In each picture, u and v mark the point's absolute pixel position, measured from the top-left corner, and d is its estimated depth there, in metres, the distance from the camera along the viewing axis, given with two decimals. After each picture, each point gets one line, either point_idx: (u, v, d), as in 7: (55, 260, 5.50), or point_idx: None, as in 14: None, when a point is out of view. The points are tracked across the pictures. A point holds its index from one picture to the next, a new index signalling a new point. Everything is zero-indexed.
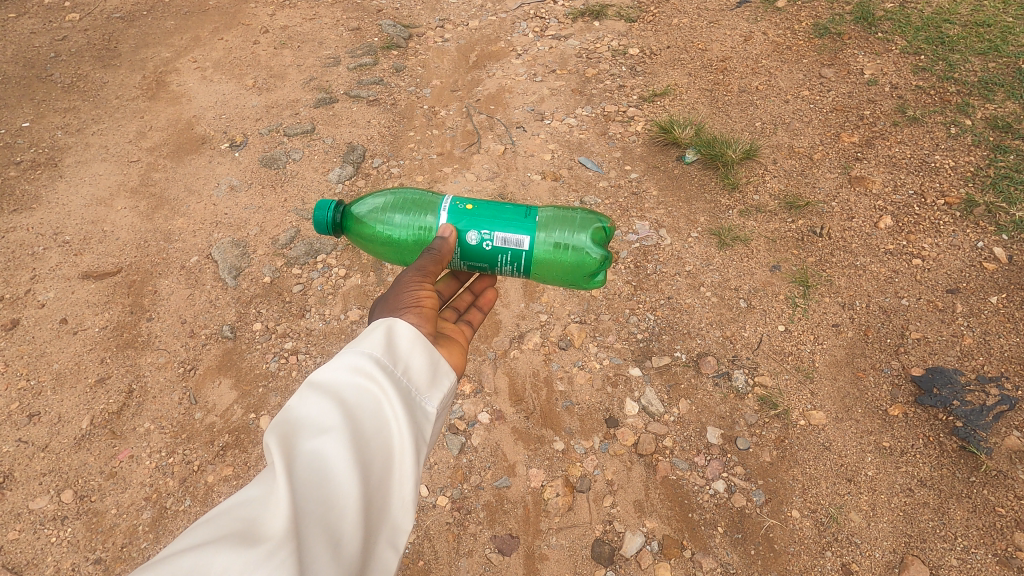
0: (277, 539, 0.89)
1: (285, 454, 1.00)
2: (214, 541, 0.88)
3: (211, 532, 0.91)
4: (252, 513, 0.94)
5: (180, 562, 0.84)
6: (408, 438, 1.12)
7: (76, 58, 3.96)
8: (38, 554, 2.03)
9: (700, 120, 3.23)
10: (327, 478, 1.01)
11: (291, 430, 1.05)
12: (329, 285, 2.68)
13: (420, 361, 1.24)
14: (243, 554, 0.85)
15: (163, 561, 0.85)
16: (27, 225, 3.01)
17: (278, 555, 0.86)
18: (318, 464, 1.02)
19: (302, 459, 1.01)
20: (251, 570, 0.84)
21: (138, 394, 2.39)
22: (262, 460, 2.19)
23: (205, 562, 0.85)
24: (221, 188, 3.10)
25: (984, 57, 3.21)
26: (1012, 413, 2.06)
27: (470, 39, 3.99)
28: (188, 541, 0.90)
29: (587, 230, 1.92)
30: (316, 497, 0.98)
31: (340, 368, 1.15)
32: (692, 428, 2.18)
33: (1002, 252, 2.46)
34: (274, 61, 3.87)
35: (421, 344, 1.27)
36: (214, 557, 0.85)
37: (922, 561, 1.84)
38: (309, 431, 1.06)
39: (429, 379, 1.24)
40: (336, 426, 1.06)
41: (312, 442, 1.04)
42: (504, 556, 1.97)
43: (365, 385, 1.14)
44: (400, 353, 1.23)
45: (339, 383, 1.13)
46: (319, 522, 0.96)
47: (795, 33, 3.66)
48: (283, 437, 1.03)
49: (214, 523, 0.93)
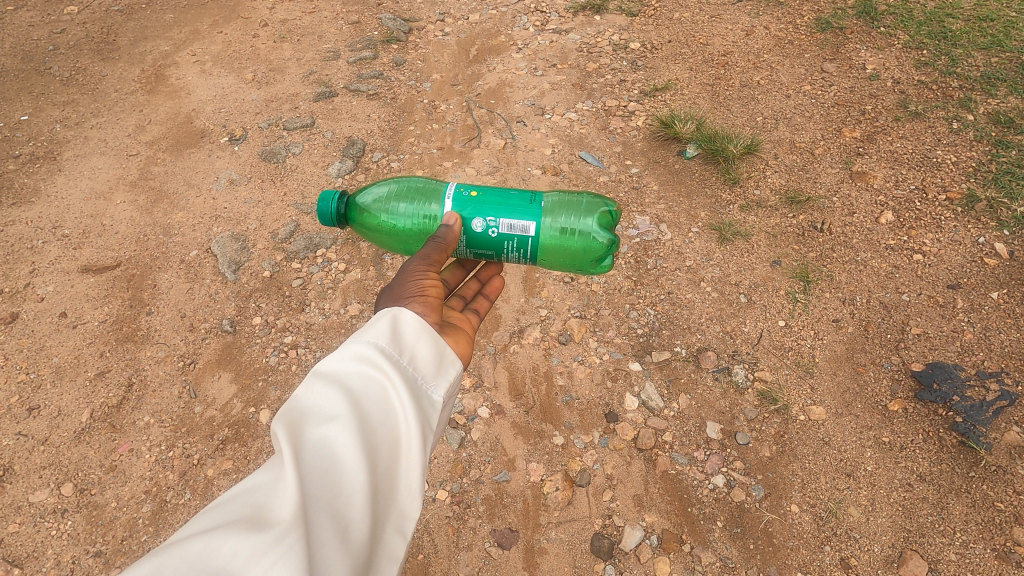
0: (285, 524, 0.89)
1: (292, 442, 1.01)
2: (222, 527, 0.89)
3: (220, 518, 0.92)
4: (260, 499, 0.94)
5: (190, 548, 0.85)
6: (415, 426, 1.12)
7: (74, 51, 3.94)
8: (38, 547, 2.03)
9: (701, 115, 3.21)
10: (334, 466, 1.01)
11: (297, 418, 1.05)
12: (329, 279, 2.68)
13: (426, 349, 1.24)
14: (251, 539, 0.86)
15: (172, 546, 0.86)
16: (26, 219, 3.00)
17: (285, 540, 0.86)
18: (325, 451, 1.02)
19: (309, 446, 1.02)
20: (259, 554, 0.84)
21: (138, 388, 2.39)
22: (262, 454, 2.20)
23: (214, 547, 0.85)
24: (221, 182, 3.09)
25: (987, 52, 3.20)
26: (1011, 408, 2.07)
27: (470, 33, 3.97)
28: (198, 526, 0.91)
29: (593, 215, 1.91)
30: (324, 484, 0.98)
31: (345, 357, 1.15)
32: (691, 422, 2.18)
33: (1003, 248, 2.46)
34: (274, 54, 3.85)
35: (426, 333, 1.26)
36: (223, 543, 0.86)
37: (921, 556, 1.84)
38: (316, 419, 1.06)
39: (435, 368, 1.23)
40: (342, 414, 1.06)
41: (318, 430, 1.04)
42: (503, 550, 1.98)
43: (370, 373, 1.14)
44: (406, 342, 1.23)
45: (345, 372, 1.13)
46: (327, 509, 0.96)
47: (797, 28, 3.65)
48: (290, 425, 1.03)
49: (223, 509, 0.94)
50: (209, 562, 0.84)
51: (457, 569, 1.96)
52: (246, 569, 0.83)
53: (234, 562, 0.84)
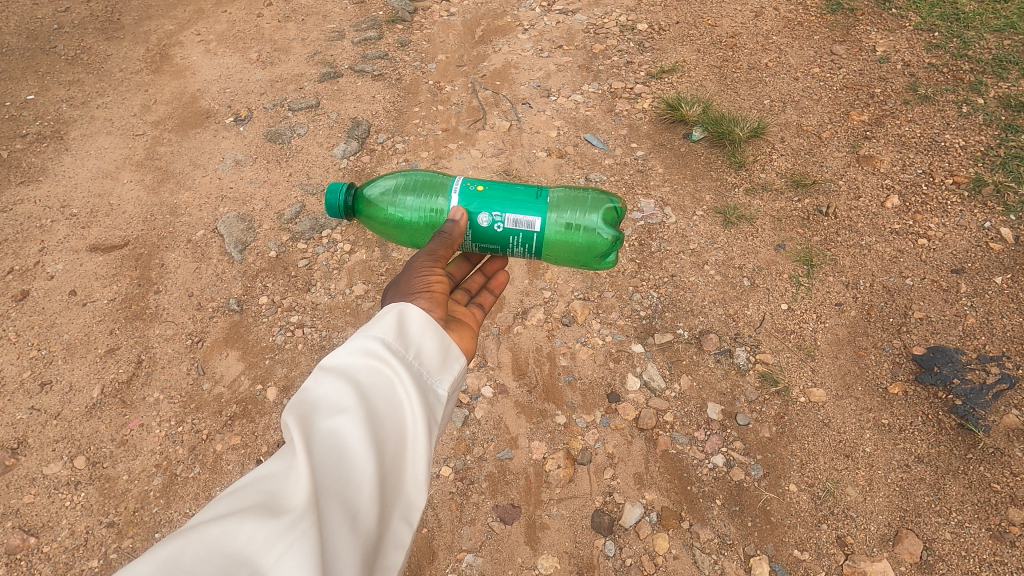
0: (299, 510, 0.92)
1: (303, 433, 1.03)
2: (241, 511, 0.92)
3: (236, 502, 0.95)
4: (274, 486, 0.97)
5: (208, 531, 0.87)
6: (421, 419, 1.14)
7: (79, 30, 3.93)
8: (53, 518, 2.08)
9: (709, 97, 3.19)
10: (345, 455, 1.04)
11: (308, 410, 1.08)
12: (334, 260, 2.69)
13: (431, 344, 1.26)
14: (268, 525, 0.88)
15: (192, 527, 0.89)
16: (35, 199, 3.02)
17: (299, 526, 0.90)
18: (334, 442, 1.04)
19: (318, 436, 1.04)
20: (274, 540, 0.87)
21: (147, 364, 2.43)
22: (270, 431, 2.24)
23: (231, 532, 0.88)
24: (226, 162, 3.11)
25: (999, 34, 3.16)
26: (1011, 391, 2.07)
27: (477, 14, 3.94)
28: (215, 511, 0.93)
29: (599, 211, 1.92)
30: (333, 473, 1.01)
31: (352, 351, 1.17)
32: (692, 403, 2.20)
33: (1009, 233, 2.44)
34: (278, 34, 3.84)
35: (432, 329, 1.28)
36: (242, 526, 0.88)
37: (916, 535, 1.87)
38: (325, 411, 1.08)
39: (439, 363, 1.26)
40: (351, 406, 1.08)
41: (328, 421, 1.06)
42: (505, 525, 2.02)
43: (377, 367, 1.16)
44: (412, 336, 1.25)
45: (353, 365, 1.15)
46: (336, 497, 0.99)
47: (807, 9, 3.61)
48: (301, 416, 1.05)
49: (239, 495, 0.96)
50: (227, 545, 0.86)
51: (460, 543, 2.00)
52: (263, 553, 0.86)
53: (252, 546, 0.87)
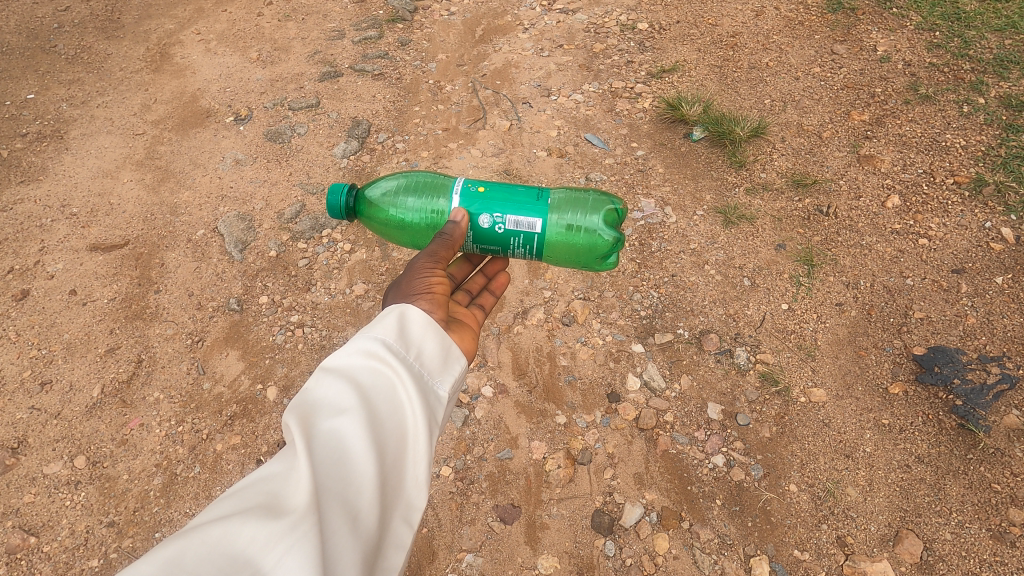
0: (300, 511, 0.92)
1: (304, 434, 1.03)
2: (242, 512, 0.91)
3: (237, 503, 0.95)
4: (275, 487, 0.97)
5: (209, 532, 0.87)
6: (422, 420, 1.14)
7: (79, 29, 3.93)
8: (53, 517, 2.08)
9: (710, 97, 3.19)
10: (346, 456, 1.04)
11: (309, 410, 1.07)
12: (334, 259, 2.69)
13: (432, 345, 1.26)
14: (269, 527, 0.88)
15: (193, 528, 0.88)
16: (35, 198, 3.02)
17: (300, 528, 0.90)
18: (335, 443, 1.04)
19: (319, 437, 1.04)
20: (275, 541, 0.87)
21: (147, 363, 2.43)
22: (270, 431, 2.23)
23: (232, 533, 0.88)
24: (226, 162, 3.10)
25: (1001, 34, 3.16)
26: (1012, 392, 2.07)
27: (477, 13, 3.93)
28: (216, 512, 0.93)
29: (599, 212, 1.92)
30: (334, 474, 1.01)
31: (353, 351, 1.17)
32: (693, 403, 2.20)
33: (1010, 233, 2.44)
34: (278, 33, 3.84)
35: (432, 330, 1.28)
36: (243, 527, 0.88)
37: (916, 535, 1.87)
38: (326, 412, 1.08)
39: (440, 364, 1.26)
40: (352, 407, 1.08)
41: (329, 421, 1.06)
42: (506, 525, 2.02)
43: (378, 368, 1.16)
44: (413, 337, 1.25)
45: (353, 366, 1.15)
46: (337, 498, 0.99)
47: (808, 8, 3.61)
48: (302, 417, 1.05)
49: (240, 496, 0.96)
50: (228, 546, 0.86)
51: (460, 543, 1.99)
52: (263, 555, 0.86)
53: (253, 547, 0.86)
